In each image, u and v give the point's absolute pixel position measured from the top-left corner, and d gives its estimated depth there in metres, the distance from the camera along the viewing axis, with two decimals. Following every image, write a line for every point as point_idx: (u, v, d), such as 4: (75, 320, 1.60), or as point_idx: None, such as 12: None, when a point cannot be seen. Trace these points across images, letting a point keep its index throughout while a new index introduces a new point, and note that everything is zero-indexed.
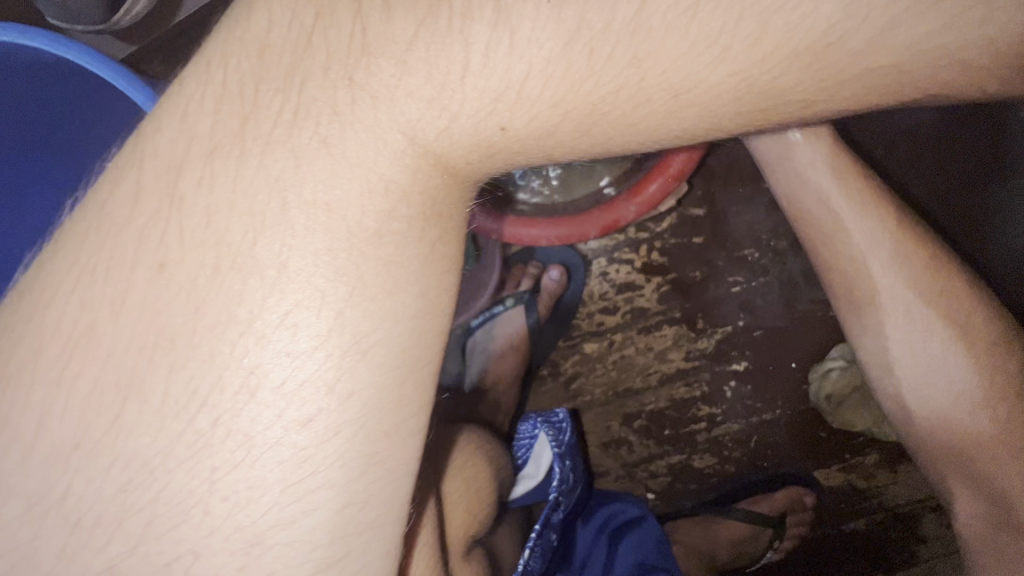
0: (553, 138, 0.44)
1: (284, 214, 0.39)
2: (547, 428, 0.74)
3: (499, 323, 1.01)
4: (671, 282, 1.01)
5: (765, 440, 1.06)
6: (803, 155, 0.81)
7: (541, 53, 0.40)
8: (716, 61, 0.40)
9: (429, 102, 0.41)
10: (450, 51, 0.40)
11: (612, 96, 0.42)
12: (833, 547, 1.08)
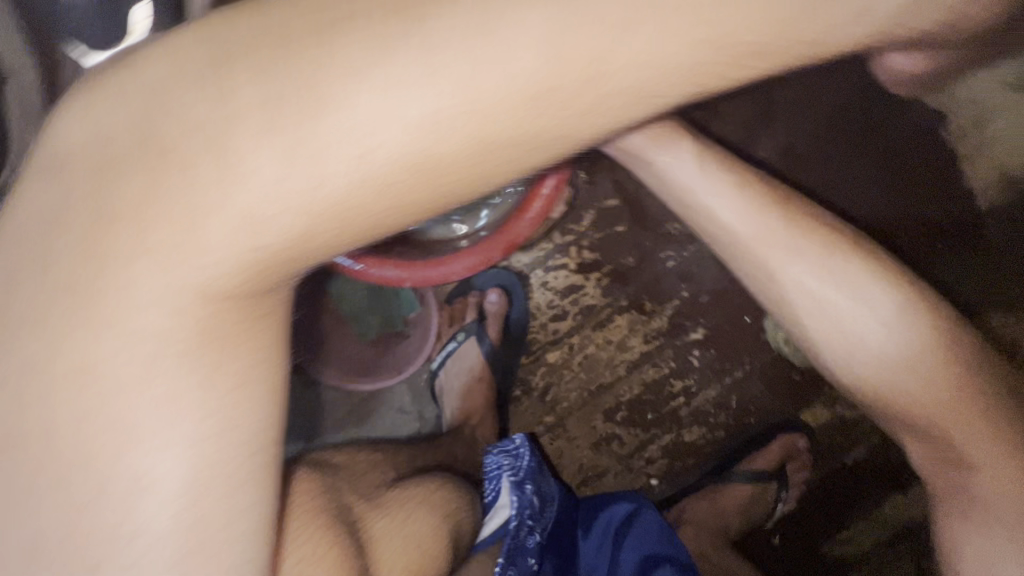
0: (316, 243, 0.40)
1: (76, 380, 0.37)
2: (503, 457, 0.76)
3: (458, 358, 1.03)
4: (609, 274, 1.03)
5: (745, 397, 1.08)
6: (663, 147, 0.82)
7: (268, 186, 0.38)
8: (444, 129, 0.38)
9: (190, 248, 0.38)
10: (193, 201, 0.37)
11: (344, 202, 0.39)
12: (845, 482, 1.10)
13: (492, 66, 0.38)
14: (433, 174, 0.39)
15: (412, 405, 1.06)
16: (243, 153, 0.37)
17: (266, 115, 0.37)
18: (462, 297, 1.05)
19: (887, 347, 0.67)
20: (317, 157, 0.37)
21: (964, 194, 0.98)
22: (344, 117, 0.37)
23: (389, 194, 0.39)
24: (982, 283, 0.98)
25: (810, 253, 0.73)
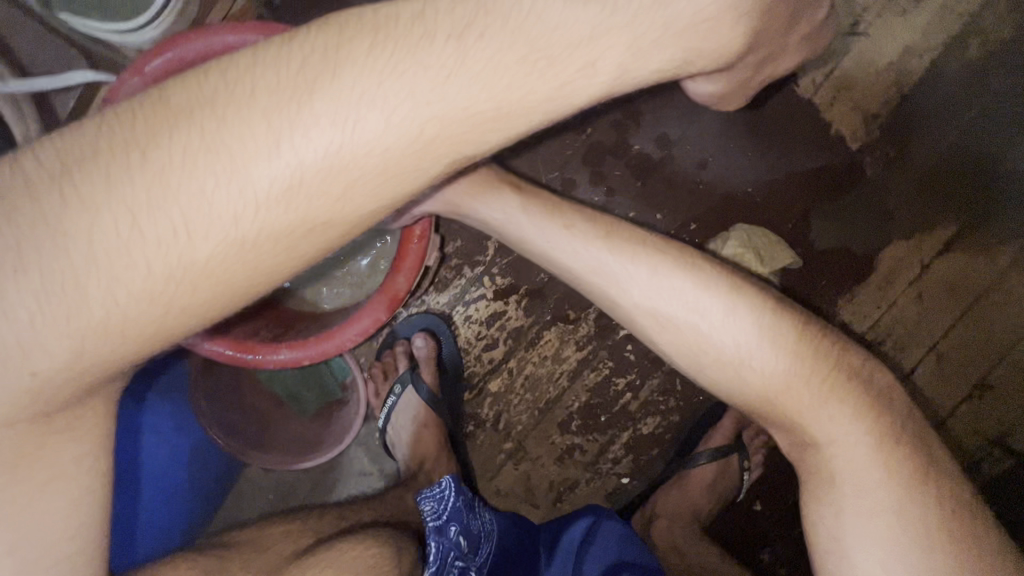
0: (108, 362, 0.43)
1: None
2: (428, 502, 0.78)
3: (401, 410, 1.03)
4: (526, 293, 1.05)
5: (688, 378, 1.10)
6: (480, 201, 0.85)
7: (37, 323, 0.40)
8: (196, 238, 0.42)
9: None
10: None
11: (118, 323, 0.42)
12: None
13: (226, 182, 0.42)
14: (202, 275, 0.43)
15: (372, 465, 1.07)
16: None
17: (10, 258, 0.40)
18: (392, 350, 1.06)
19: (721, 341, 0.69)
20: (85, 288, 0.41)
21: (832, 141, 1.03)
22: (96, 247, 0.40)
23: (167, 306, 0.43)
24: (858, 228, 1.05)
25: (637, 262, 0.75)
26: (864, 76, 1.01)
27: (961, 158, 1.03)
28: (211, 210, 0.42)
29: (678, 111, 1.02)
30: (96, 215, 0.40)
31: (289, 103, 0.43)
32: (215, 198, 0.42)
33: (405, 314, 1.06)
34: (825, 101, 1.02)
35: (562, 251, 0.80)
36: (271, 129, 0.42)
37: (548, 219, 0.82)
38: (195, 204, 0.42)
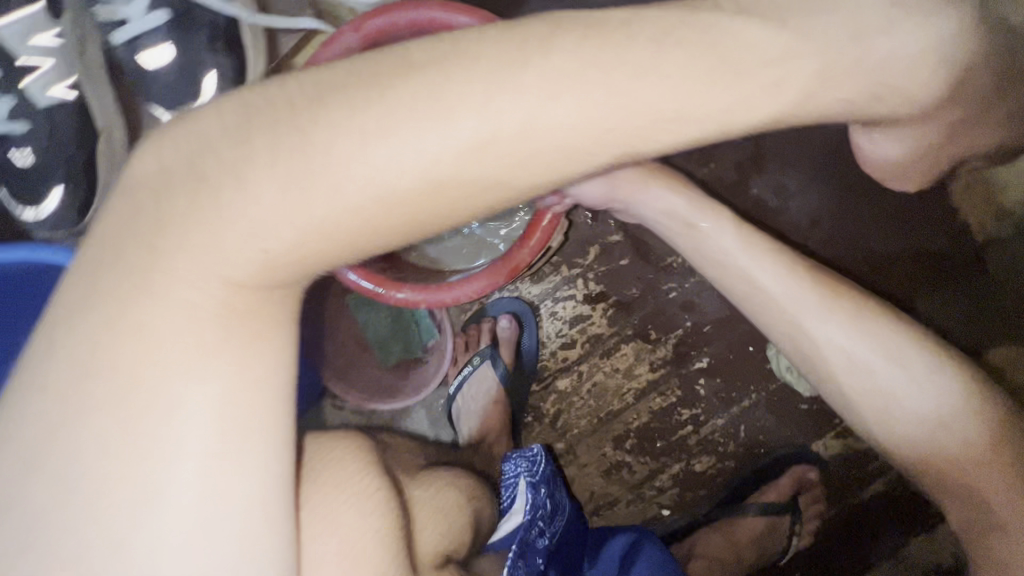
0: (351, 237, 0.46)
1: (135, 366, 0.41)
2: (524, 460, 0.86)
3: (474, 382, 1.09)
4: (615, 304, 1.09)
5: (754, 427, 1.09)
6: (669, 191, 0.93)
7: (305, 192, 0.44)
8: (450, 139, 0.46)
9: (252, 241, 0.44)
10: (248, 202, 0.44)
11: (369, 202, 0.45)
12: (864, 519, 1.08)
13: (490, 104, 0.47)
14: (447, 176, 0.47)
15: (430, 430, 1.12)
16: (269, 168, 0.44)
17: (294, 137, 0.45)
18: (477, 326, 1.12)
19: (911, 401, 0.78)
20: (354, 165, 0.45)
21: (956, 228, 1.02)
22: (366, 133, 0.45)
23: (403, 205, 0.46)
24: (966, 318, 1.03)
25: (828, 315, 0.84)
26: None
27: None
28: (457, 138, 0.47)
29: (803, 163, 1.03)
30: (348, 125, 0.45)
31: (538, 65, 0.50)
32: (467, 128, 0.47)
33: (496, 296, 1.12)
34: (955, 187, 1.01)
35: (761, 285, 0.88)
36: (535, 90, 0.49)
37: (748, 249, 0.89)
38: (457, 115, 0.47)
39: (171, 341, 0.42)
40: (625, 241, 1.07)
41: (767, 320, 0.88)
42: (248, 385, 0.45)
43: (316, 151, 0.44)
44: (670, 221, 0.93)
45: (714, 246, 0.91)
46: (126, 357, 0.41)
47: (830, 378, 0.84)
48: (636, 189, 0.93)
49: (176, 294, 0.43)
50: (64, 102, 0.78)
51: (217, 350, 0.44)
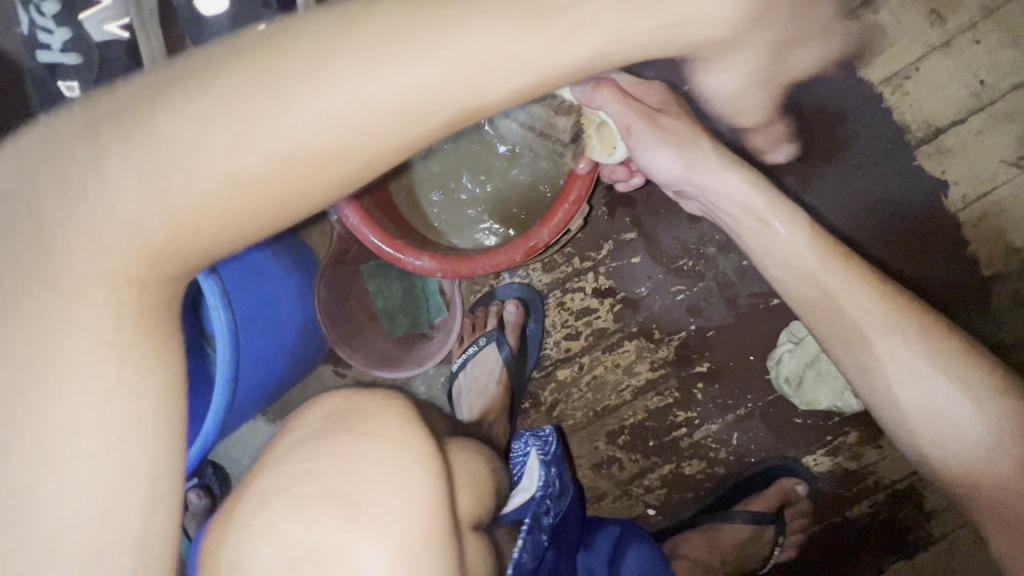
0: (259, 190, 0.52)
1: (23, 336, 0.47)
2: (534, 438, 0.91)
3: (476, 363, 1.11)
4: (622, 300, 1.11)
5: (747, 436, 1.10)
6: (742, 177, 0.86)
7: (198, 157, 0.49)
8: (358, 95, 0.53)
9: (137, 209, 0.49)
10: (131, 177, 0.48)
11: (291, 159, 0.52)
12: (844, 536, 1.10)
13: (391, 69, 0.54)
14: (359, 129, 0.54)
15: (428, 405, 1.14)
16: (159, 139, 0.49)
17: (172, 116, 0.49)
18: (485, 308, 1.14)
19: (973, 427, 0.73)
20: (261, 119, 0.50)
21: (965, 261, 1.04)
22: (284, 92, 0.51)
23: (284, 167, 0.52)
24: None
25: (892, 325, 0.78)
26: (1019, 210, 1.01)
27: None
28: (309, 113, 0.51)
29: (819, 179, 1.06)
30: (180, 117, 0.49)
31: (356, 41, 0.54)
32: (316, 99, 0.51)
33: (507, 280, 1.13)
34: (968, 220, 1.03)
35: (825, 285, 0.81)
36: (359, 69, 0.53)
37: (815, 248, 0.82)
38: (366, 76, 0.53)
39: (78, 326, 0.48)
40: (641, 238, 1.09)
41: (827, 323, 0.81)
42: (142, 362, 0.50)
43: (211, 115, 0.50)
44: (737, 210, 0.87)
45: (780, 241, 0.84)
46: (18, 325, 0.47)
47: (887, 392, 0.78)
48: (708, 173, 0.87)
49: (76, 282, 0.48)
50: (119, 40, 0.83)
51: (98, 311, 0.49)
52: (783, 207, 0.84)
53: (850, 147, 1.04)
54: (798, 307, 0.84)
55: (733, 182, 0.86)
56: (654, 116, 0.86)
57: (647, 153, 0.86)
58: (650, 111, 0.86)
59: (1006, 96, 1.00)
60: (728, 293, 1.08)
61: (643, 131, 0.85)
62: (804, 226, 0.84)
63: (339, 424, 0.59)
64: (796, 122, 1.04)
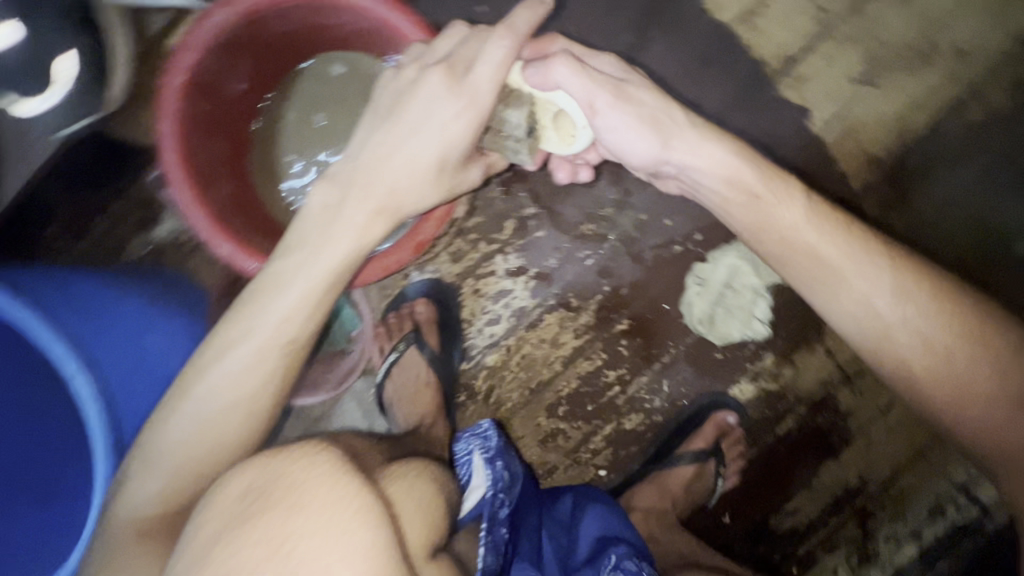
0: (309, 305, 0.73)
1: (162, 441, 0.69)
2: (474, 440, 0.76)
3: (402, 369, 1.08)
4: (535, 276, 1.11)
5: (676, 380, 1.15)
6: (738, 152, 0.78)
7: (274, 301, 0.72)
8: (365, 211, 0.74)
9: (229, 348, 0.71)
10: (234, 327, 0.72)
11: (327, 272, 0.73)
12: (780, 453, 1.18)
13: (381, 180, 0.74)
14: (365, 237, 0.75)
15: (364, 421, 1.11)
16: (252, 300, 0.73)
17: (258, 286, 0.73)
18: (397, 313, 1.10)
19: (985, 388, 0.71)
20: (306, 257, 0.73)
21: (839, 178, 1.11)
22: (317, 228, 0.74)
23: (321, 282, 0.73)
24: None
25: (902, 298, 0.73)
26: (875, 121, 1.09)
27: (958, 206, 1.12)
28: (228, 368, 0.70)
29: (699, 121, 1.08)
30: (259, 289, 0.73)
31: (231, 313, 0.73)
32: (293, 281, 0.73)
33: (417, 277, 1.10)
34: (834, 139, 1.10)
35: (817, 252, 0.77)
36: (365, 194, 0.74)
37: (815, 223, 0.77)
38: (369, 197, 0.74)
39: (191, 438, 0.69)
40: (542, 211, 1.09)
41: (829, 297, 0.77)
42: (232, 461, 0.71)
43: (279, 263, 0.73)
44: (724, 186, 0.80)
45: (781, 218, 0.78)
46: (162, 436, 0.69)
47: (901, 361, 0.74)
48: (695, 148, 0.78)
49: (158, 450, 0.69)
50: None
51: (206, 429, 0.69)
52: (772, 168, 0.79)
53: (720, 86, 1.08)
54: (803, 288, 0.80)
55: (721, 156, 0.78)
56: (619, 85, 0.78)
57: (614, 133, 0.79)
58: (613, 82, 0.78)
59: (843, 18, 1.07)
60: (634, 249, 1.11)
61: (608, 105, 0.77)
62: (795, 192, 0.79)
63: (265, 499, 0.53)
64: (666, 70, 1.07)
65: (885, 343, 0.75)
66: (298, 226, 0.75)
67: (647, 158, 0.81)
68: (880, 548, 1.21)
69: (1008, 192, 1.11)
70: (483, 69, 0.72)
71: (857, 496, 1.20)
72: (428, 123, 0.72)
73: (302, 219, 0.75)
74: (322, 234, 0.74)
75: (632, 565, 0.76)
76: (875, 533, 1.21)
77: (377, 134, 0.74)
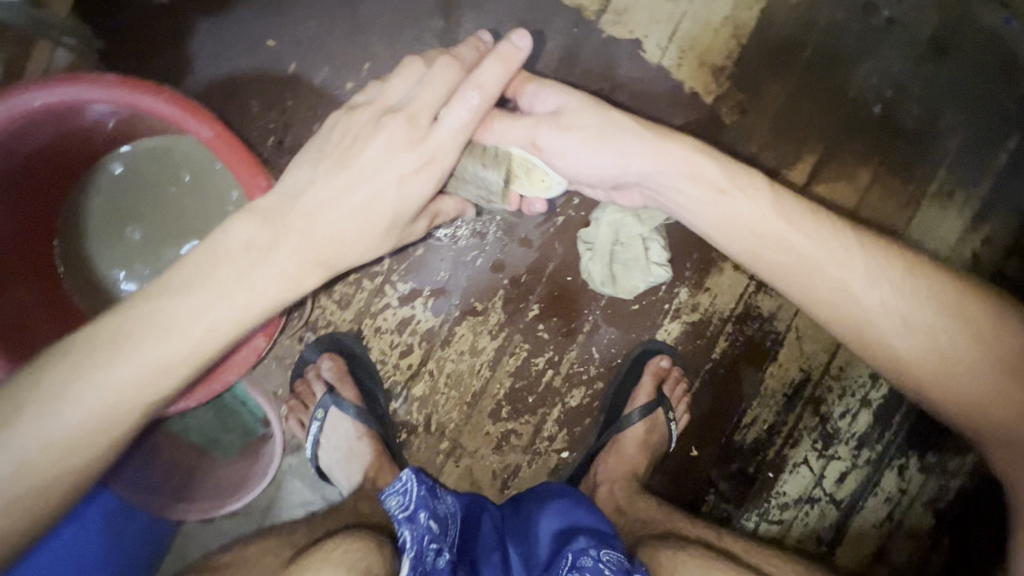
0: (192, 358, 0.66)
1: None
2: (392, 499, 0.72)
3: (330, 432, 1.01)
4: (431, 294, 1.07)
5: (604, 343, 1.14)
6: (693, 152, 0.81)
7: (149, 342, 0.64)
8: (281, 263, 0.68)
9: (80, 376, 0.62)
10: (91, 356, 0.63)
11: (224, 329, 0.67)
12: (722, 375, 1.21)
13: (300, 232, 0.68)
14: (274, 295, 0.69)
15: (313, 493, 1.07)
16: (126, 324, 0.64)
17: (138, 314, 0.65)
18: (303, 378, 1.03)
19: (965, 355, 0.72)
20: (198, 298, 0.65)
21: (693, 98, 1.09)
22: (220, 273, 0.66)
23: (212, 334, 0.66)
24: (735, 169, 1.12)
25: (875, 280, 0.75)
26: (705, 33, 1.08)
27: (807, 90, 1.13)
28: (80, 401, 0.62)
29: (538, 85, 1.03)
30: (133, 315, 0.65)
31: (86, 358, 0.63)
32: (181, 323, 0.65)
33: (313, 336, 1.05)
34: (672, 62, 1.08)
35: (780, 237, 0.78)
36: (291, 241, 0.68)
37: (779, 210, 0.79)
38: (283, 246, 0.68)
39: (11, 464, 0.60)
40: None
41: (806, 287, 0.78)
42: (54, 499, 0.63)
43: (162, 294, 0.66)
44: (690, 185, 0.80)
45: (743, 211, 0.79)
46: None
47: (883, 344, 0.75)
48: (651, 157, 0.81)
49: None
50: None
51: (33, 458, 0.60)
52: (733, 166, 0.81)
53: (545, 45, 1.03)
54: (785, 284, 0.80)
55: (681, 165, 0.80)
56: (557, 116, 0.82)
57: (566, 157, 0.82)
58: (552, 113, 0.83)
59: None
60: (518, 234, 1.07)
61: (551, 133, 0.82)
62: (763, 186, 0.81)
63: None
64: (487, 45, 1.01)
65: (866, 326, 0.76)
66: (197, 264, 0.67)
67: (603, 172, 0.83)
68: (840, 426, 1.26)
69: (845, 62, 1.14)
70: (455, 114, 0.72)
71: (805, 387, 1.24)
72: (375, 167, 0.70)
73: (213, 261, 0.67)
74: (232, 285, 0.66)
75: (604, 556, 0.72)
76: (830, 413, 1.26)
77: (319, 180, 0.70)
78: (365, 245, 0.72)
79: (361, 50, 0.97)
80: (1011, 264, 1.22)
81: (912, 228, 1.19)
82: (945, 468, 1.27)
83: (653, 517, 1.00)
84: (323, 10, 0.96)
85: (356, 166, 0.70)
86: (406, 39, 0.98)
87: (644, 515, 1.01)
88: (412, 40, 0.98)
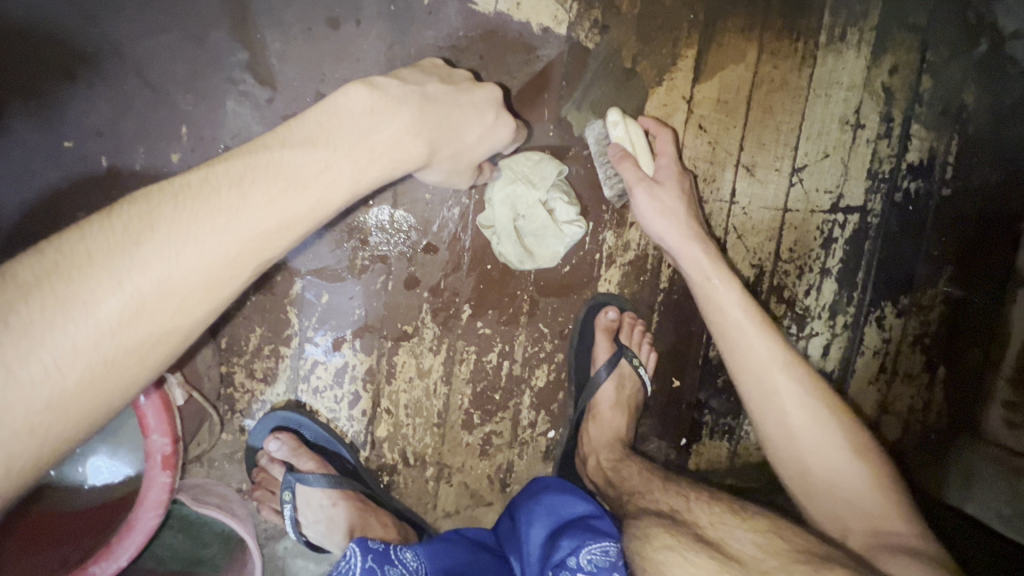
0: (334, 202, 0.65)
1: (117, 267, 0.52)
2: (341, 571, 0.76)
3: (306, 507, 0.99)
4: (356, 334, 1.01)
5: (549, 315, 1.09)
6: (703, 244, 0.95)
7: (303, 175, 0.62)
8: (411, 140, 0.70)
9: (234, 192, 0.59)
10: (246, 177, 0.60)
11: (361, 180, 0.67)
12: (677, 300, 1.17)
13: (431, 111, 0.72)
14: (400, 164, 0.70)
15: (319, 563, 1.05)
16: (274, 153, 0.62)
17: (288, 144, 0.63)
18: (259, 467, 1.00)
19: (842, 460, 0.82)
20: (343, 145, 0.65)
21: (545, 35, 1.00)
22: (364, 133, 0.66)
23: (351, 190, 0.66)
24: (617, 94, 1.05)
25: (791, 367, 0.87)
26: None
27: None
28: (225, 215, 0.57)
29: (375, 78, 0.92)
30: (278, 149, 0.62)
31: (229, 183, 0.59)
32: (328, 160, 0.64)
33: (253, 422, 1.00)
34: (510, 3, 0.97)
35: (734, 325, 0.90)
36: (410, 110, 0.70)
37: (745, 308, 0.91)
38: (413, 121, 0.70)
39: (149, 268, 0.53)
40: (307, 277, 0.97)
41: (739, 359, 0.89)
42: (179, 312, 0.55)
43: (309, 137, 0.64)
44: (689, 270, 0.93)
45: (717, 299, 0.92)
46: (109, 258, 0.53)
47: (789, 432, 0.85)
48: (673, 243, 0.95)
49: (108, 268, 0.52)
50: None
51: (178, 256, 0.55)
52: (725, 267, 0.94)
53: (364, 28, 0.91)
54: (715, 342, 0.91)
55: (686, 257, 0.94)
56: (653, 183, 0.96)
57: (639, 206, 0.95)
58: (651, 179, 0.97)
59: None
60: (420, 241, 1.00)
61: (641, 194, 0.95)
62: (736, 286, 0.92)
63: None
64: (303, 52, 0.89)
65: (782, 408, 0.85)
66: (338, 115, 0.66)
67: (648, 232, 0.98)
68: (808, 303, 1.21)
69: None
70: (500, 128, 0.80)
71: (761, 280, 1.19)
72: (469, 104, 0.77)
73: (338, 118, 0.66)
74: (368, 142, 0.67)
75: (586, 557, 0.78)
76: (797, 294, 1.21)
77: (429, 84, 0.75)
78: (460, 148, 0.77)
79: (174, 116, 0.88)
80: (923, 83, 1.17)
81: (816, 88, 1.13)
82: (921, 304, 1.25)
83: (638, 488, 0.96)
84: (112, 86, 0.86)
85: (459, 94, 0.77)
86: (218, 85, 0.88)
87: (630, 487, 0.97)
88: (224, 84, 0.88)
